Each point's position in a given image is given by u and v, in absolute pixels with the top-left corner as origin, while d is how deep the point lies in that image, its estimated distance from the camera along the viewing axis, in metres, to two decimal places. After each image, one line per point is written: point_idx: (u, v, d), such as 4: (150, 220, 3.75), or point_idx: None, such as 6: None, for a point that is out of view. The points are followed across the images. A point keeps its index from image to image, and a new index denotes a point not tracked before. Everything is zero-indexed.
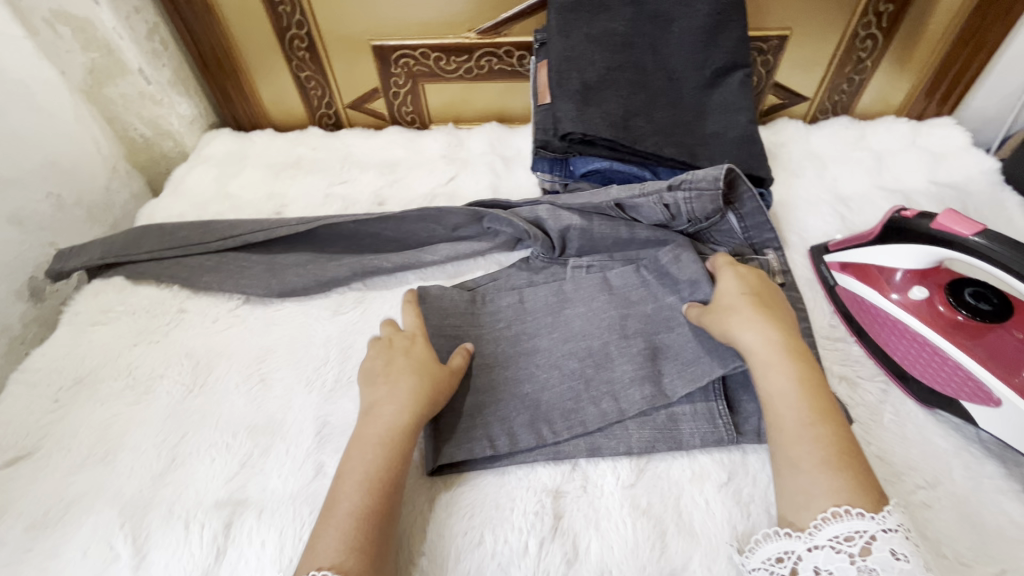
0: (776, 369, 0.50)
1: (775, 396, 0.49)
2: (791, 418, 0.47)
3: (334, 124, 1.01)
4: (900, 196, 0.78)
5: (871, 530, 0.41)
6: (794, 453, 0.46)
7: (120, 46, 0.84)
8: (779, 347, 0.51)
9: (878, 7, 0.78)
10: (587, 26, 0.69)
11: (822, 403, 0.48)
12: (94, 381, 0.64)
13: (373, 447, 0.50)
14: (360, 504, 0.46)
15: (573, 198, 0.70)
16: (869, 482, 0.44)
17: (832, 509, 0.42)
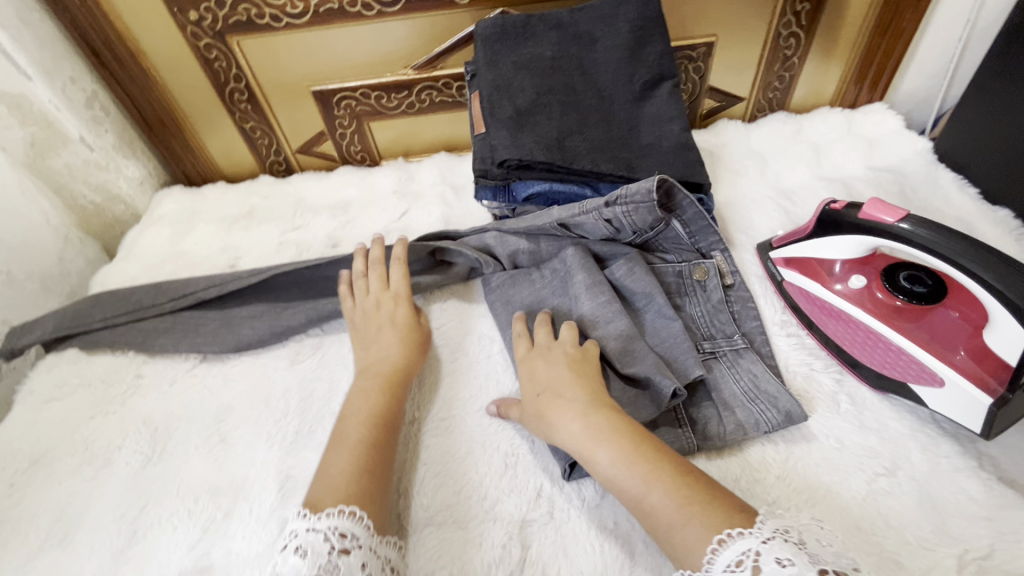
0: (595, 442, 0.49)
1: (606, 475, 0.47)
2: (633, 490, 0.45)
3: (286, 170, 1.01)
4: (840, 185, 0.79)
5: (753, 547, 0.38)
6: (653, 510, 0.44)
7: (59, 118, 0.84)
8: (592, 423, 0.50)
9: (795, 7, 0.80)
10: (513, 55, 0.71)
11: (648, 464, 0.46)
12: (50, 461, 0.62)
13: (367, 392, 0.58)
14: (358, 440, 0.53)
15: (517, 220, 0.70)
16: (730, 509, 0.42)
17: (717, 538, 0.40)
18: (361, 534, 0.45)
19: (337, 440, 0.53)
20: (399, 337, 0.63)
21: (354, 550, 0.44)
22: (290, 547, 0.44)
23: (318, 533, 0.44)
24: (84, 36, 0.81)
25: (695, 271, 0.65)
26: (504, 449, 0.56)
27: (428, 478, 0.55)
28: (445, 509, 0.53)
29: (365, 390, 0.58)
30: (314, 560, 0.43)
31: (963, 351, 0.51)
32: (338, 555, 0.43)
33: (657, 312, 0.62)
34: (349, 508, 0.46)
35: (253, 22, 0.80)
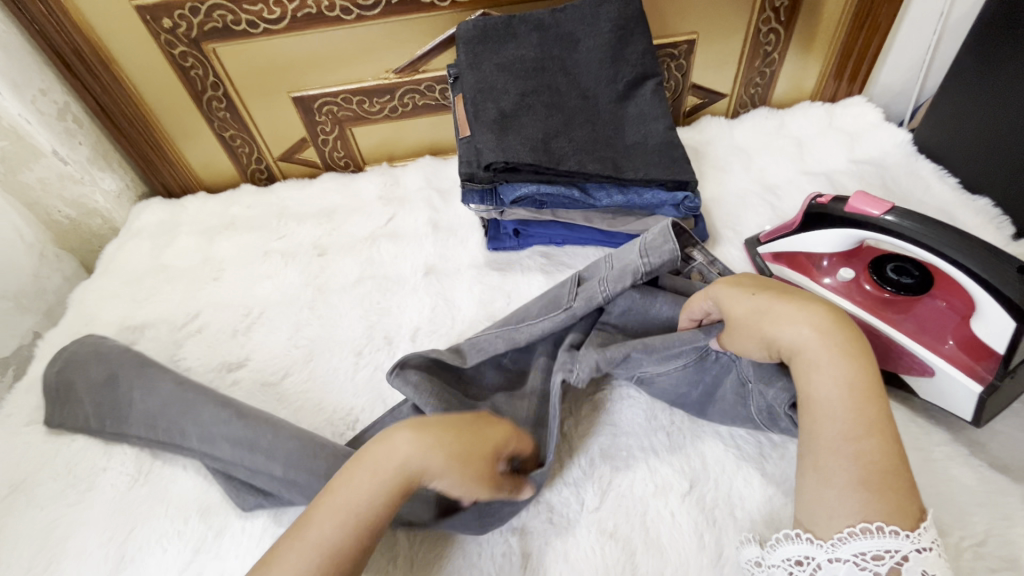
0: (822, 369, 0.44)
1: (819, 397, 0.44)
2: (835, 424, 0.43)
3: (268, 178, 0.99)
4: (824, 179, 0.80)
5: (903, 550, 0.38)
6: (834, 460, 0.42)
7: (30, 131, 0.81)
8: (832, 340, 0.45)
9: (774, 4, 0.81)
10: (495, 57, 0.70)
11: (871, 410, 0.43)
12: (31, 485, 0.60)
13: (372, 484, 0.44)
14: (332, 548, 0.42)
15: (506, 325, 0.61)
16: (903, 498, 0.40)
17: (861, 525, 0.39)
18: None
19: (303, 532, 0.43)
20: (463, 454, 0.45)
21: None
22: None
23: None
24: (53, 47, 0.79)
25: (690, 277, 0.64)
26: None
27: None
28: None
29: (370, 483, 0.44)
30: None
31: (953, 339, 0.52)
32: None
33: None
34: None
35: (230, 29, 0.78)
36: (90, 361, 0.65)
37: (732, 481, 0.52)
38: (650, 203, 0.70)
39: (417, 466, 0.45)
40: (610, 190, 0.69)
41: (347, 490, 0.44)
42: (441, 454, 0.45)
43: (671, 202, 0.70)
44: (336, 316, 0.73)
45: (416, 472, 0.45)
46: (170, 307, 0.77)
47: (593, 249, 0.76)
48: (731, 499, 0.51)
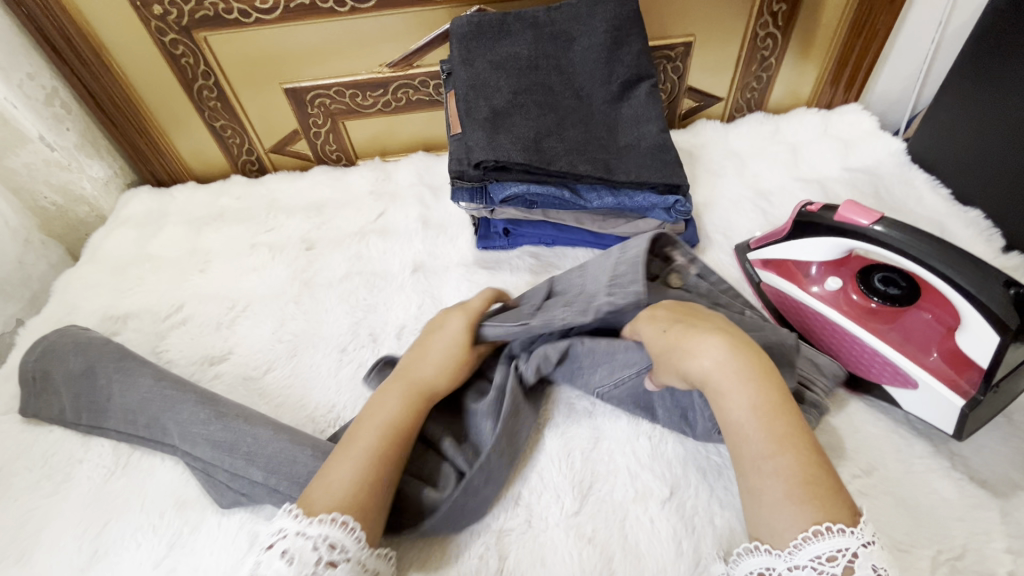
0: (730, 395, 0.46)
1: (734, 421, 0.45)
2: (755, 446, 0.44)
3: (259, 170, 0.98)
4: (817, 186, 0.80)
5: (853, 547, 0.38)
6: (764, 474, 0.43)
7: (16, 115, 0.80)
8: (737, 365, 0.46)
9: (772, 8, 0.80)
10: (489, 54, 0.69)
11: (783, 426, 0.44)
12: (6, 475, 0.59)
13: (398, 399, 0.52)
14: (379, 448, 0.48)
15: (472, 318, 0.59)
16: (836, 497, 0.41)
17: (812, 529, 0.39)
18: (351, 545, 0.43)
19: (348, 444, 0.49)
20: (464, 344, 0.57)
21: (339, 564, 0.42)
22: (276, 548, 0.42)
23: (308, 540, 0.42)
24: (41, 30, 0.77)
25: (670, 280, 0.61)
26: None
27: None
28: None
29: (392, 399, 0.52)
30: (301, 569, 0.41)
31: (936, 351, 0.52)
32: (324, 568, 0.41)
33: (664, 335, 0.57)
34: (343, 516, 0.43)
35: (221, 17, 0.77)
36: (69, 352, 0.65)
37: (711, 490, 0.52)
38: (641, 206, 0.69)
39: (440, 368, 0.55)
40: (601, 192, 0.69)
41: (370, 411, 0.52)
42: (449, 358, 0.56)
43: (662, 206, 0.69)
44: (321, 311, 0.73)
45: (438, 373, 0.55)
46: (155, 297, 0.77)
47: (583, 251, 0.75)
48: (711, 508, 0.51)
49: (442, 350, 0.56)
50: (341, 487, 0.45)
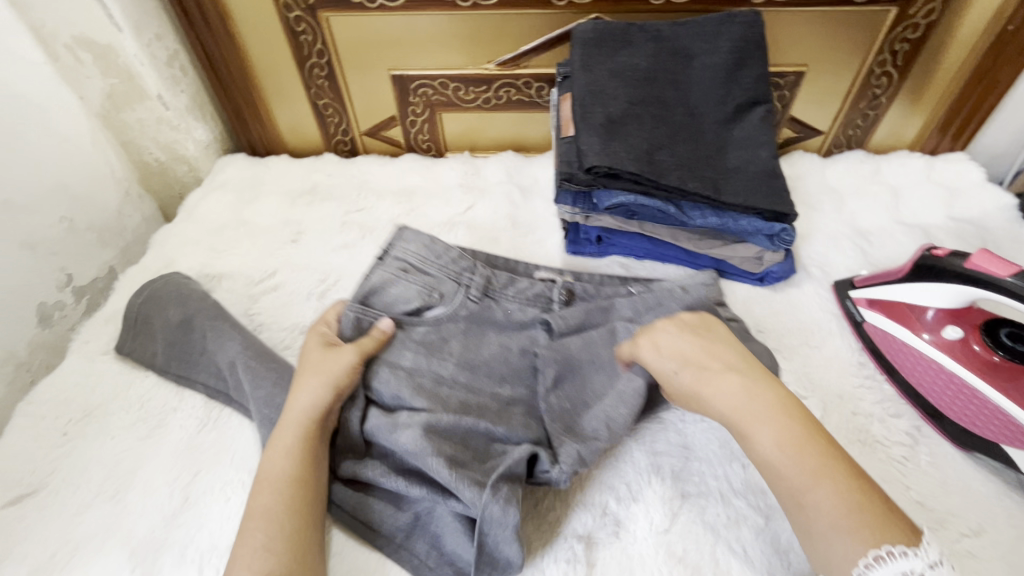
0: (755, 425, 0.45)
1: (762, 457, 0.44)
2: (793, 479, 0.42)
3: (350, 151, 1.01)
4: (919, 231, 0.77)
5: (918, 569, 0.36)
6: (806, 500, 0.41)
7: (141, 73, 0.84)
8: (757, 403, 0.46)
9: (894, 46, 0.79)
10: (609, 62, 0.70)
11: (817, 457, 0.43)
12: (104, 414, 0.62)
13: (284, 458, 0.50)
14: (288, 497, 0.48)
15: (401, 278, 0.62)
16: (891, 525, 0.39)
17: (872, 554, 0.37)
18: None
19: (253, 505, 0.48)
20: (332, 371, 0.54)
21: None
22: None
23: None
24: None
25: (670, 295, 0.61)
26: None
27: None
28: None
29: (292, 437, 0.51)
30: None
31: None
32: None
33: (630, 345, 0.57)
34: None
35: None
36: (170, 302, 0.67)
37: None
38: (743, 229, 0.68)
39: (319, 396, 0.53)
40: (705, 211, 0.68)
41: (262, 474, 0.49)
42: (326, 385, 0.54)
43: (766, 232, 0.68)
44: None
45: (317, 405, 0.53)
46: (250, 261, 0.79)
47: (673, 268, 0.74)
48: None
49: (311, 377, 0.54)
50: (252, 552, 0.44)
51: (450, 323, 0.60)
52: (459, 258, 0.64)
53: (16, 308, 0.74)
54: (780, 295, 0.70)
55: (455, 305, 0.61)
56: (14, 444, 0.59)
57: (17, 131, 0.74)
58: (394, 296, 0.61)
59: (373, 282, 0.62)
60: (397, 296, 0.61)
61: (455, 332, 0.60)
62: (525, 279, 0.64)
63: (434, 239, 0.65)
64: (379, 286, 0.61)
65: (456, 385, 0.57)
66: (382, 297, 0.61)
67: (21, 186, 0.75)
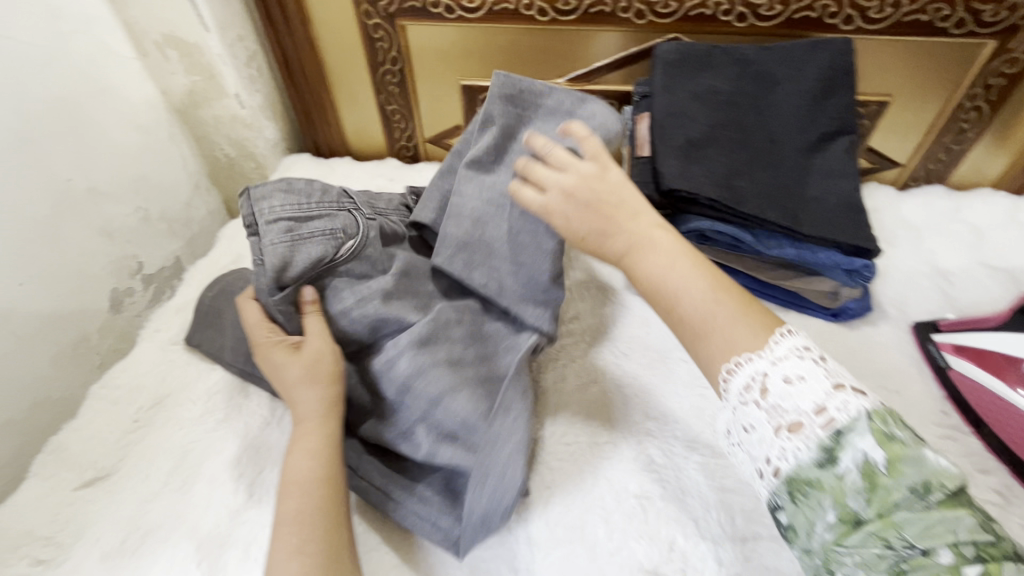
0: (640, 255, 0.49)
1: (651, 285, 0.49)
2: (677, 281, 0.47)
3: (412, 156, 1.02)
4: (1007, 275, 0.73)
5: (762, 368, 0.42)
6: (686, 306, 0.46)
7: (222, 72, 0.86)
8: (656, 241, 0.49)
9: (988, 80, 0.75)
10: (690, 84, 0.69)
11: (692, 258, 0.48)
12: (173, 403, 0.63)
13: (309, 455, 0.50)
14: (312, 506, 0.47)
15: (299, 243, 0.55)
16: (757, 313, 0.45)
17: (731, 363, 0.43)
18: None
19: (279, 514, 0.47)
20: (327, 376, 0.55)
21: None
22: None
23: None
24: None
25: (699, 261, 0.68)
26: (634, 489, 0.54)
27: (552, 503, 0.54)
28: (570, 535, 0.51)
29: (306, 448, 0.51)
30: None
31: None
32: None
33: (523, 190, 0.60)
34: None
35: (427, 10, 0.80)
36: (241, 299, 0.67)
37: None
38: (821, 263, 0.66)
39: (323, 401, 0.53)
40: (782, 241, 0.66)
41: (290, 471, 0.50)
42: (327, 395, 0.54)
43: (845, 267, 0.65)
44: None
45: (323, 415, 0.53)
46: None
47: None
48: None
49: (293, 378, 0.54)
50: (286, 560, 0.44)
51: (368, 250, 0.59)
52: (329, 196, 0.59)
53: (92, 292, 0.76)
54: (855, 332, 0.67)
55: (358, 237, 0.58)
56: (88, 425, 0.61)
57: (104, 120, 0.78)
58: (304, 256, 0.55)
59: (267, 249, 0.54)
60: (304, 256, 0.55)
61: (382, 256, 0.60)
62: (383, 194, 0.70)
63: (288, 184, 0.58)
64: (275, 253, 0.54)
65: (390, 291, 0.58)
66: (277, 263, 0.54)
67: (105, 174, 0.78)
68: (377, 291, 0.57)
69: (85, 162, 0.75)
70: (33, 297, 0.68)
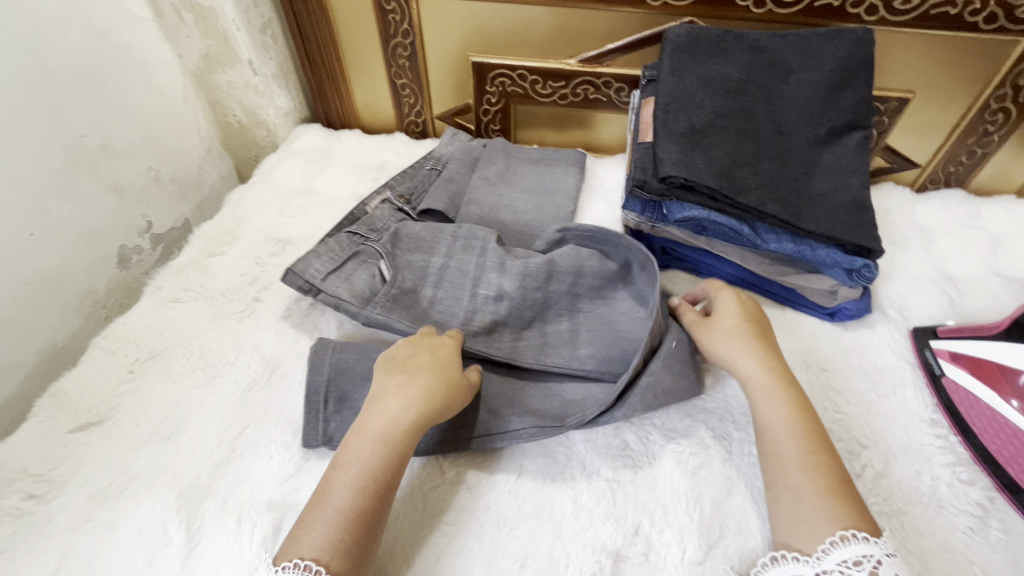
0: (772, 396, 0.52)
1: (768, 422, 0.52)
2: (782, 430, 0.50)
3: (420, 132, 1.03)
4: (1019, 285, 0.71)
5: (876, 554, 0.42)
6: (792, 480, 0.47)
7: (236, 37, 0.87)
8: (789, 417, 0.51)
9: (1017, 81, 0.72)
10: (699, 69, 0.68)
11: (803, 422, 0.50)
12: (168, 358, 0.65)
13: (369, 443, 0.49)
14: (348, 502, 0.46)
15: (356, 277, 0.67)
16: (848, 506, 0.45)
17: (841, 533, 0.43)
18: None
19: (320, 497, 0.47)
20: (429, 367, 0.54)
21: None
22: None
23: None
24: None
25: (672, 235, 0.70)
26: (606, 473, 0.54)
27: (525, 479, 0.54)
28: (536, 511, 0.52)
29: (366, 435, 0.49)
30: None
31: None
32: None
33: (523, 188, 0.82)
34: (305, 563, 0.43)
35: None
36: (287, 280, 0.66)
37: None
38: (821, 260, 0.64)
39: (410, 409, 0.50)
40: (781, 235, 0.64)
41: (345, 459, 0.48)
42: (412, 385, 0.52)
43: (846, 267, 0.63)
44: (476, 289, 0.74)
45: (404, 411, 0.50)
46: (315, 230, 0.82)
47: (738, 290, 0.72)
48: None
49: (404, 377, 0.53)
50: (308, 552, 0.44)
51: (390, 243, 0.70)
52: (346, 245, 0.71)
53: (101, 248, 0.79)
54: (849, 333, 0.66)
55: (387, 251, 0.69)
56: (86, 372, 0.64)
57: (121, 80, 0.79)
58: (364, 284, 0.66)
59: (341, 297, 0.65)
60: (365, 283, 0.66)
61: (413, 244, 0.70)
62: (376, 214, 0.78)
63: (317, 249, 0.68)
64: (348, 296, 0.65)
65: (438, 259, 0.68)
66: (352, 298, 0.65)
67: (119, 133, 0.80)
68: (434, 267, 0.67)
69: (100, 120, 0.77)
70: (44, 248, 0.71)
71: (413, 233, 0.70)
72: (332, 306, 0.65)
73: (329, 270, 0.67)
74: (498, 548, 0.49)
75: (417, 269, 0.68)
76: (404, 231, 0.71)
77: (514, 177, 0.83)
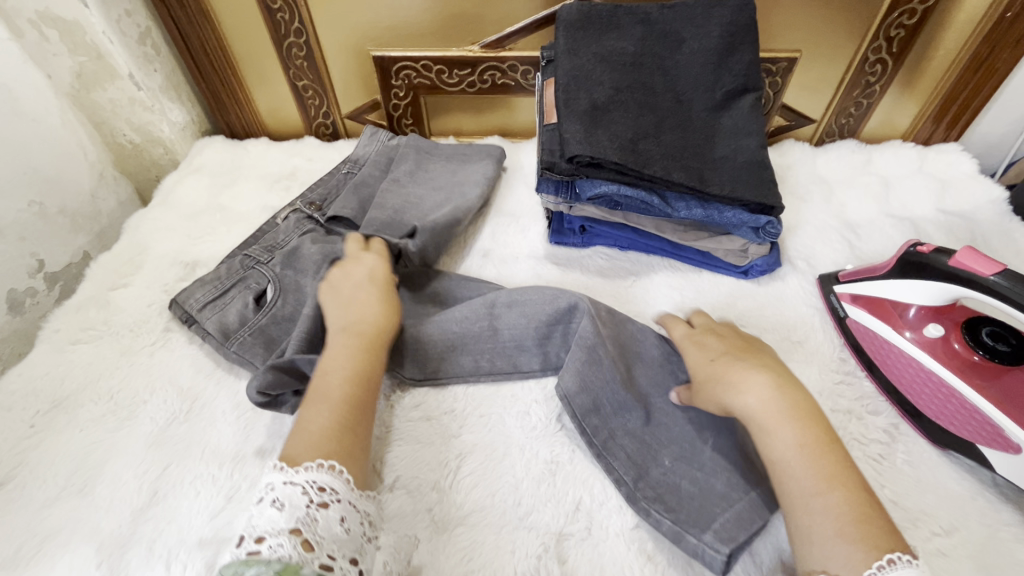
0: (776, 429, 0.46)
1: (778, 456, 0.45)
2: (789, 474, 0.44)
3: (332, 134, 0.99)
4: (909, 224, 0.76)
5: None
6: (811, 520, 0.42)
7: (111, 52, 0.84)
8: (816, 457, 0.44)
9: (889, 32, 0.76)
10: (594, 46, 0.68)
11: (816, 461, 0.44)
12: (73, 406, 0.61)
13: (349, 348, 0.54)
14: (341, 395, 0.50)
15: (228, 307, 0.65)
16: (878, 530, 0.40)
17: (888, 556, 0.38)
18: (340, 488, 0.44)
19: (319, 394, 0.50)
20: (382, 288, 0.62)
21: (332, 504, 0.43)
22: (265, 500, 0.42)
23: (296, 487, 0.42)
24: None
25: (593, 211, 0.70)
26: (545, 455, 0.55)
27: (464, 474, 0.54)
28: (481, 504, 0.52)
29: (352, 345, 0.54)
30: (292, 513, 0.41)
31: None
32: (317, 508, 0.42)
33: (438, 189, 0.80)
34: (329, 462, 0.44)
35: None
36: (172, 305, 0.67)
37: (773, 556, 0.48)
38: (728, 222, 0.66)
39: (381, 314, 0.58)
40: (690, 202, 0.66)
41: (333, 360, 0.53)
42: (370, 301, 0.59)
43: (752, 225, 0.66)
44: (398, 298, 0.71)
45: (373, 321, 0.57)
46: (225, 249, 0.78)
47: (657, 259, 0.74)
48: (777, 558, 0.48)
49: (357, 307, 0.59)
50: (316, 431, 0.47)
51: (278, 270, 0.68)
52: (237, 268, 0.69)
53: None
54: (764, 288, 0.70)
55: (276, 275, 0.68)
56: None
57: None
58: (236, 314, 0.64)
59: (207, 328, 0.64)
60: (237, 314, 0.64)
61: (302, 270, 0.68)
62: (279, 228, 0.76)
63: (204, 278, 0.68)
64: (213, 327, 0.63)
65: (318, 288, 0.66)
66: (216, 331, 0.63)
67: None
68: (314, 297, 0.66)
69: None
70: None
71: (309, 259, 0.69)
72: (201, 335, 0.65)
73: (210, 298, 0.66)
74: (444, 548, 0.49)
75: (300, 295, 0.66)
76: (290, 262, 0.69)
77: (428, 177, 0.81)
